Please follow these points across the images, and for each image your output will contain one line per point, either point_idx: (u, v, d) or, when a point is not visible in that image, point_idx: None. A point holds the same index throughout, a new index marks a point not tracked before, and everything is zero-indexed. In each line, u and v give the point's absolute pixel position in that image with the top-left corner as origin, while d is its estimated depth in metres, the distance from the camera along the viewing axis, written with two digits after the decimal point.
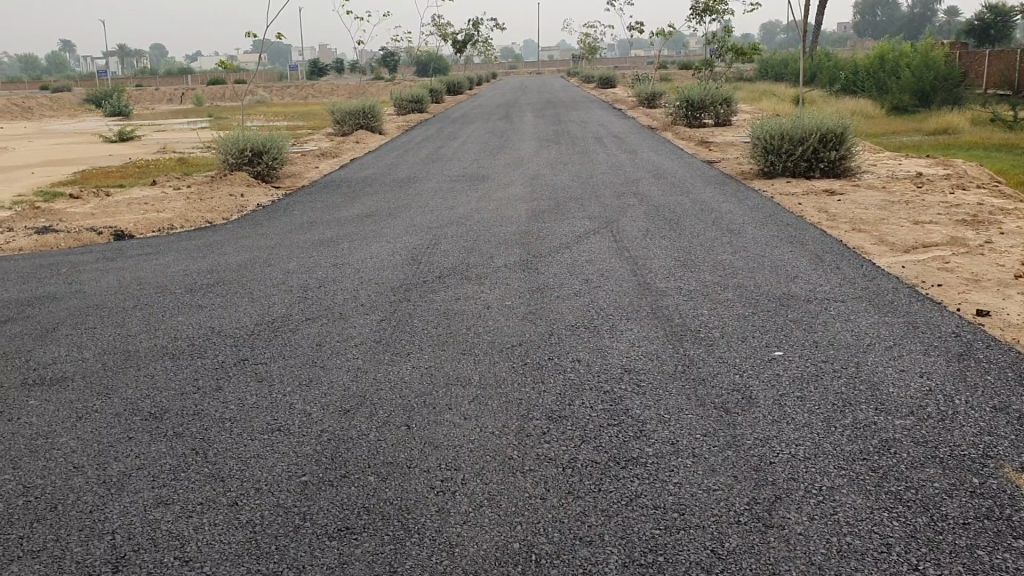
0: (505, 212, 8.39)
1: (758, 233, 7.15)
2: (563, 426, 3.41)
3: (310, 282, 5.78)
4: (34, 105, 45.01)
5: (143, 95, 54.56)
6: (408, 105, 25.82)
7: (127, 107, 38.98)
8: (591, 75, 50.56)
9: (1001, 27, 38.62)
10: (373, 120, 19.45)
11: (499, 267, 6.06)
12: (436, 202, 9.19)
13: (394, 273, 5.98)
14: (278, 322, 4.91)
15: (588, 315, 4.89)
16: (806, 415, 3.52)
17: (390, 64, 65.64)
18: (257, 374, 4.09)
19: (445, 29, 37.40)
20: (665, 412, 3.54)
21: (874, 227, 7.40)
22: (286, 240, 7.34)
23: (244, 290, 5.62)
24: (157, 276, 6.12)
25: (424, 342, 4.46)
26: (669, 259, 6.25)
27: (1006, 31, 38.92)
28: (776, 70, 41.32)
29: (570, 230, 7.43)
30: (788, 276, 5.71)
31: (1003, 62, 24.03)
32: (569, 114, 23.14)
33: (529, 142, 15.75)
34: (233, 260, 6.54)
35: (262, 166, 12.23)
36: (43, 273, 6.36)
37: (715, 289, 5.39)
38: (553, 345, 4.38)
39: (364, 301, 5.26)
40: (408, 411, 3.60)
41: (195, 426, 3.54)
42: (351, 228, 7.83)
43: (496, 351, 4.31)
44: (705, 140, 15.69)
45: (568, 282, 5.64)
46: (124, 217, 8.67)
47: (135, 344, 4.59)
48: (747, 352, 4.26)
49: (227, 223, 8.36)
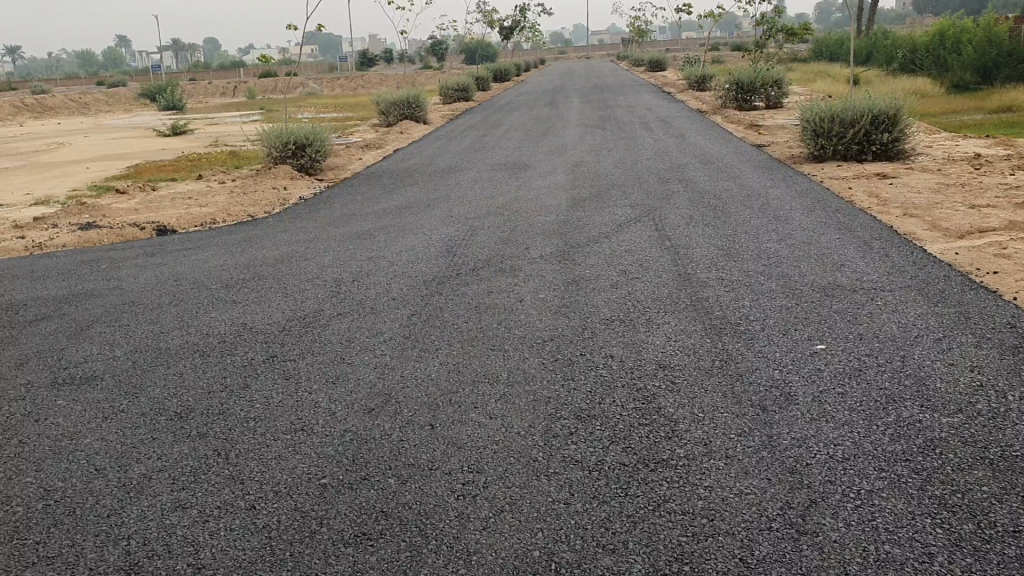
0: (545, 201, 8.27)
1: (805, 219, 6.95)
2: (592, 427, 3.31)
3: (344, 276, 5.72)
4: (91, 101, 45.93)
5: (197, 89, 55.34)
6: (454, 94, 25.78)
7: (180, 100, 39.55)
8: (640, 58, 50.05)
9: None
10: (419, 110, 19.42)
11: (535, 258, 5.96)
12: (477, 191, 9.10)
13: (429, 266, 5.90)
14: (309, 318, 4.85)
15: (624, 308, 4.76)
16: (846, 413, 3.36)
17: (440, 52, 65.65)
18: (284, 372, 4.04)
19: (491, 17, 37.33)
20: (698, 411, 3.41)
21: (927, 212, 7.14)
22: (324, 233, 7.32)
23: (279, 285, 5.59)
24: (194, 271, 6.12)
25: (454, 338, 4.37)
26: (710, 248, 6.09)
27: None
28: (831, 50, 40.46)
29: (610, 218, 7.30)
30: (834, 265, 5.52)
31: None
32: (616, 100, 22.91)
33: (574, 129, 15.59)
34: (270, 254, 6.53)
35: (306, 159, 12.26)
36: (84, 269, 6.41)
37: (757, 280, 5.23)
38: (587, 339, 4.27)
39: (397, 296, 5.19)
40: (433, 410, 3.52)
41: (219, 426, 3.50)
42: (390, 219, 7.78)
43: (526, 347, 4.20)
44: (755, 124, 15.38)
45: (605, 273, 5.51)
46: (167, 212, 8.73)
47: (166, 342, 4.57)
48: (788, 346, 4.10)
49: (268, 217, 8.37)
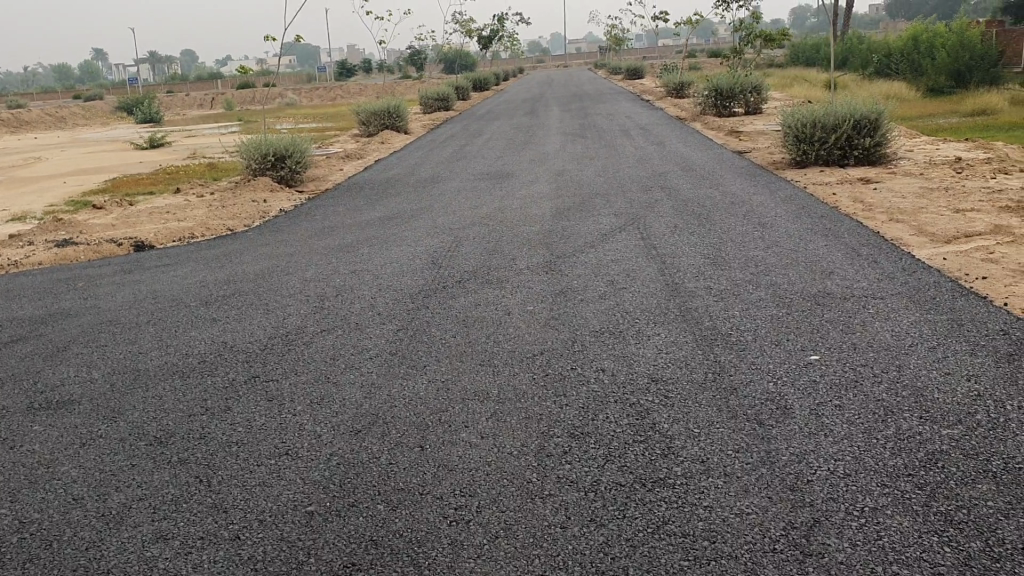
0: (528, 211, 8.20)
1: (791, 226, 6.91)
2: (586, 445, 3.23)
3: (327, 290, 5.62)
4: (67, 114, 45.56)
5: (174, 102, 55.02)
6: (433, 103, 25.70)
7: (157, 113, 39.28)
8: (619, 65, 50.12)
9: None
10: (398, 120, 19.32)
11: (521, 269, 5.88)
12: (460, 202, 9.02)
13: (414, 278, 5.81)
14: (292, 335, 4.75)
15: (613, 319, 4.68)
16: (844, 427, 3.29)
17: (419, 62, 65.60)
18: (267, 393, 3.93)
19: (468, 26, 37.33)
20: (694, 427, 3.34)
21: (913, 216, 7.11)
22: (305, 246, 7.21)
23: (260, 301, 5.47)
24: (173, 287, 6.00)
25: (441, 354, 4.28)
26: (698, 256, 6.03)
27: None
28: (807, 55, 40.71)
29: (595, 227, 7.23)
30: (822, 272, 5.47)
31: None
32: (595, 107, 22.89)
33: (555, 137, 15.54)
34: (251, 269, 6.42)
35: (285, 171, 12.14)
36: (61, 287, 6.27)
37: (747, 288, 5.17)
38: (576, 353, 4.19)
39: (381, 310, 5.09)
40: (422, 430, 3.43)
41: (201, 451, 3.39)
42: (372, 231, 7.69)
43: (515, 361, 4.12)
44: (736, 130, 15.38)
45: (592, 283, 5.44)
46: (145, 227, 8.60)
47: (145, 363, 4.45)
48: (781, 358, 4.03)
49: (248, 231, 8.26)
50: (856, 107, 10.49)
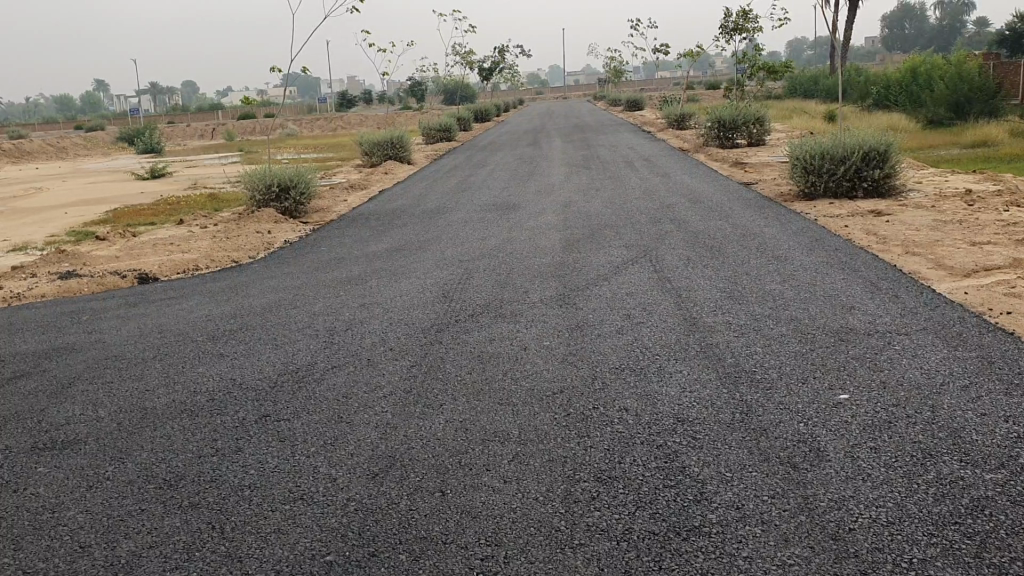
0: (537, 243, 8.10)
1: (806, 259, 6.81)
2: (615, 490, 3.10)
3: (337, 325, 5.50)
4: (68, 145, 45.63)
5: (174, 132, 55.14)
6: (435, 134, 25.72)
7: (159, 143, 39.33)
8: (618, 97, 50.31)
9: None
10: (401, 151, 19.29)
11: (535, 303, 5.77)
12: (467, 233, 8.92)
13: (425, 312, 5.70)
14: (303, 372, 4.62)
15: (632, 356, 4.56)
16: (882, 471, 3.17)
17: (418, 93, 65.90)
18: (279, 433, 3.80)
19: (468, 57, 37.53)
20: (726, 471, 3.22)
21: (929, 249, 7.02)
22: (312, 279, 7.10)
23: (269, 336, 5.35)
24: (180, 321, 5.88)
25: (457, 392, 4.15)
26: (714, 290, 5.93)
27: None
28: (806, 87, 40.91)
29: (607, 260, 7.13)
30: (843, 306, 5.36)
31: None
32: (597, 138, 22.90)
33: (559, 168, 15.49)
34: (259, 302, 6.30)
35: (289, 202, 12.06)
36: (65, 321, 6.15)
37: (767, 323, 5.06)
38: (597, 391, 4.07)
39: (394, 346, 4.97)
40: (442, 474, 3.30)
41: (213, 495, 3.26)
42: (380, 263, 7.58)
43: (534, 400, 3.99)
44: (740, 161, 15.35)
45: (608, 318, 5.32)
46: (148, 258, 8.49)
47: (153, 400, 4.33)
48: (809, 396, 3.91)
49: (254, 262, 8.15)
50: (864, 138, 10.44)
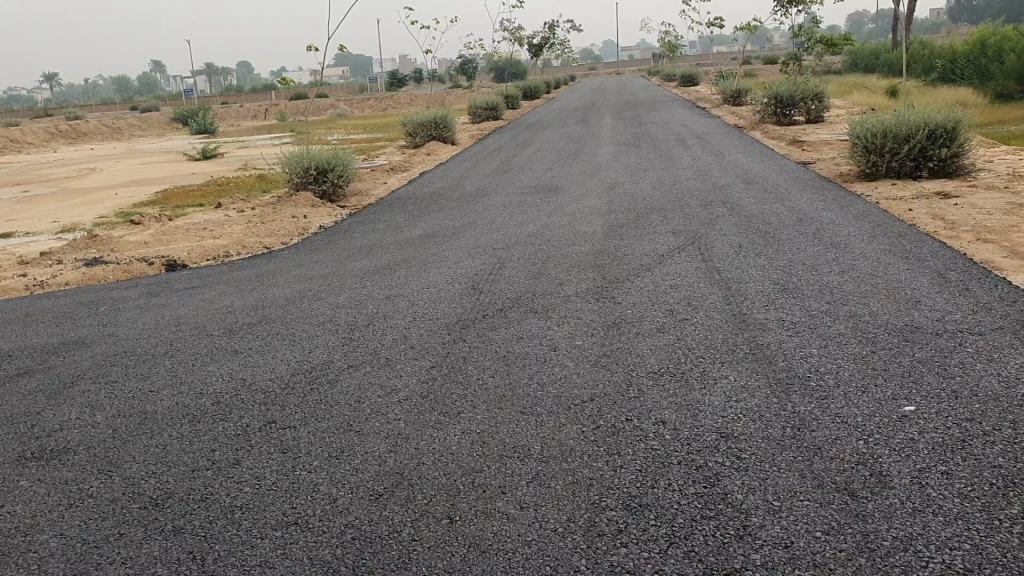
0: (578, 229, 7.70)
1: (867, 247, 6.32)
2: (645, 522, 2.72)
3: (359, 319, 5.18)
4: (124, 125, 46.19)
5: (228, 113, 55.50)
6: (482, 113, 25.35)
7: (212, 124, 39.54)
8: (673, 73, 49.29)
9: None
10: (446, 131, 18.93)
11: (571, 296, 5.39)
12: (506, 218, 8.56)
13: (453, 305, 5.36)
14: (317, 372, 4.29)
15: (673, 359, 4.16)
16: (958, 501, 2.73)
17: (469, 72, 65.41)
18: (282, 444, 3.48)
19: (517, 34, 37.05)
20: (775, 500, 2.82)
21: (1002, 236, 6.50)
22: (342, 267, 6.79)
23: (286, 331, 5.04)
24: (198, 313, 5.61)
25: (478, 398, 3.79)
26: (765, 282, 5.48)
27: None
28: (866, 62, 39.76)
29: (651, 247, 6.72)
30: (909, 301, 4.89)
31: None
32: (648, 116, 22.34)
33: (607, 147, 15.02)
34: (283, 293, 6.01)
35: (328, 184, 11.78)
36: (82, 312, 5.93)
37: (824, 322, 4.61)
38: (633, 400, 3.68)
39: (416, 344, 4.63)
40: (453, 497, 2.95)
41: (200, 518, 2.94)
42: (414, 250, 7.25)
43: (562, 410, 3.62)
44: (797, 139, 14.74)
45: (649, 314, 4.91)
46: (179, 244, 8.28)
47: (155, 403, 4.03)
48: (869, 408, 3.48)
49: (284, 249, 7.88)
50: (930, 115, 9.83)
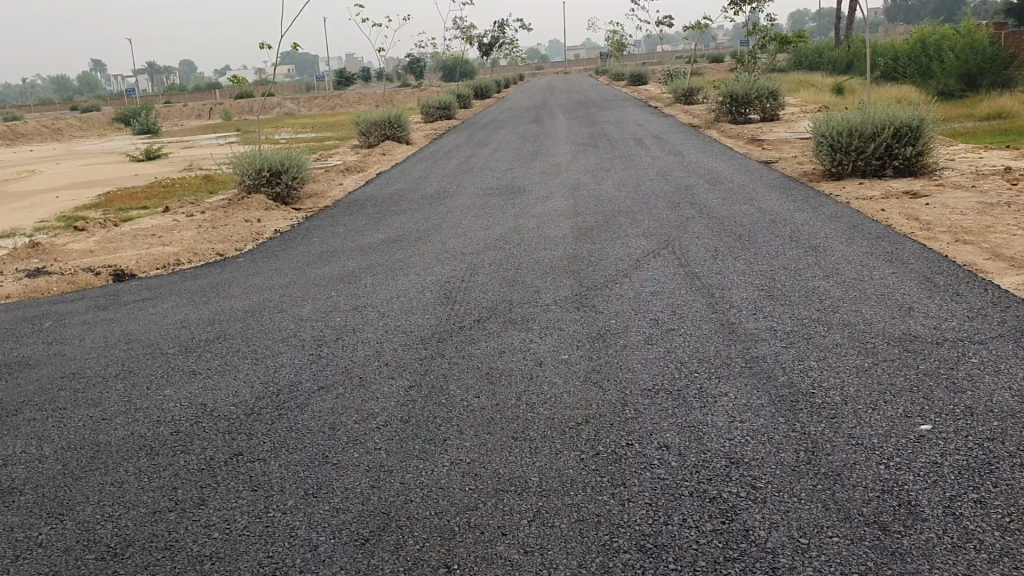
0: (547, 232, 7.45)
1: (847, 249, 6.17)
2: (665, 567, 2.47)
3: (327, 333, 4.87)
4: (64, 126, 44.96)
5: (171, 113, 54.33)
6: (435, 112, 25.02)
7: (155, 124, 38.62)
8: (622, 71, 49.32)
9: None
10: (399, 130, 18.57)
11: (550, 305, 5.14)
12: (470, 221, 8.28)
13: (426, 316, 5.07)
14: (285, 395, 3.98)
15: (667, 374, 3.93)
16: (1000, 536, 2.53)
17: (417, 71, 64.92)
18: (252, 480, 3.17)
19: (467, 32, 36.73)
20: (802, 537, 2.59)
21: (981, 236, 6.39)
22: (303, 275, 6.46)
23: (248, 348, 4.71)
24: (151, 329, 5.25)
25: (464, 423, 3.51)
26: (751, 289, 5.28)
27: None
28: (812, 60, 40.17)
29: (625, 251, 6.49)
30: (901, 308, 4.72)
31: None
32: (603, 114, 22.19)
33: (566, 146, 14.81)
34: (242, 305, 5.66)
35: (280, 186, 11.39)
36: (25, 328, 5.53)
37: (819, 331, 4.41)
38: (631, 422, 3.44)
39: (391, 360, 4.34)
40: (449, 540, 2.67)
41: (165, 571, 2.63)
42: (377, 257, 6.94)
43: (556, 435, 3.36)
44: (756, 138, 14.67)
45: (634, 324, 4.67)
46: (127, 252, 7.86)
47: (109, 433, 3.69)
48: (883, 427, 3.27)
49: (239, 256, 7.52)
50: (894, 114, 9.75)
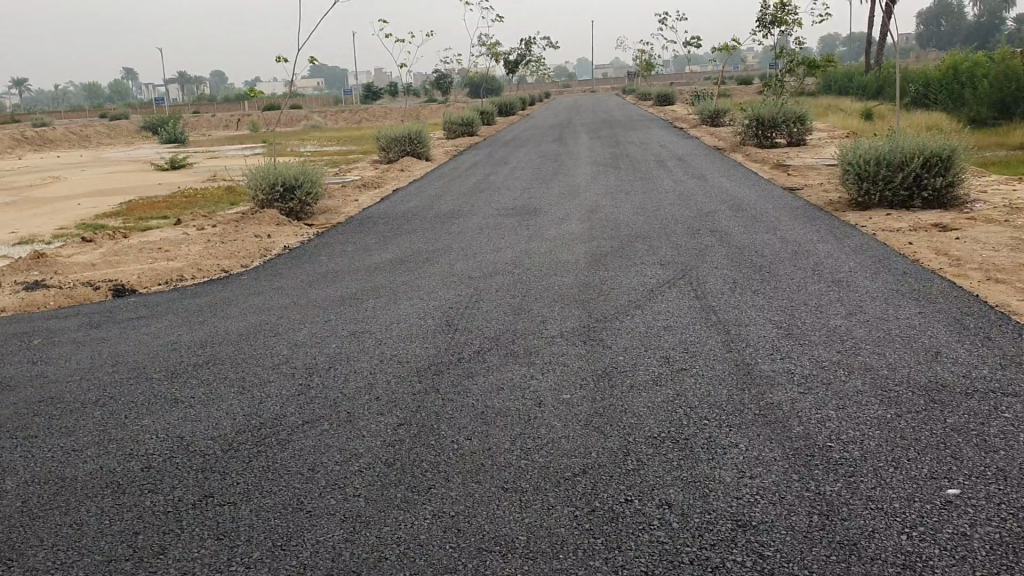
0: (559, 257, 7.21)
1: (873, 285, 5.88)
2: None
3: (320, 361, 4.64)
4: (92, 133, 45.26)
5: (199, 123, 54.55)
6: (458, 128, 24.88)
7: (182, 134, 38.71)
8: (648, 92, 48.99)
9: None
10: (420, 146, 18.41)
11: (555, 337, 4.90)
12: (483, 243, 8.05)
13: (426, 345, 4.84)
14: (266, 429, 3.75)
15: (673, 420, 3.67)
16: None
17: (445, 87, 64.97)
18: (219, 527, 2.93)
19: (494, 49, 36.65)
20: None
21: (1014, 275, 6.10)
22: (305, 296, 6.25)
23: (237, 375, 4.50)
24: (141, 351, 5.05)
25: (452, 469, 3.26)
26: (769, 326, 5.01)
27: None
28: (840, 84, 39.79)
29: (639, 280, 6.24)
30: (927, 353, 4.43)
31: None
32: (626, 134, 21.97)
33: (586, 167, 14.58)
34: (239, 327, 5.46)
35: (294, 202, 11.22)
36: (13, 346, 5.35)
37: (838, 376, 4.14)
38: (631, 475, 3.18)
39: (382, 393, 4.10)
40: None
41: None
42: (383, 278, 6.73)
43: (549, 486, 3.11)
44: (781, 163, 14.38)
45: (643, 362, 4.42)
46: (130, 267, 7.69)
47: (77, 466, 3.48)
48: (906, 489, 2.99)
49: (244, 273, 7.33)
50: (924, 143, 9.46)
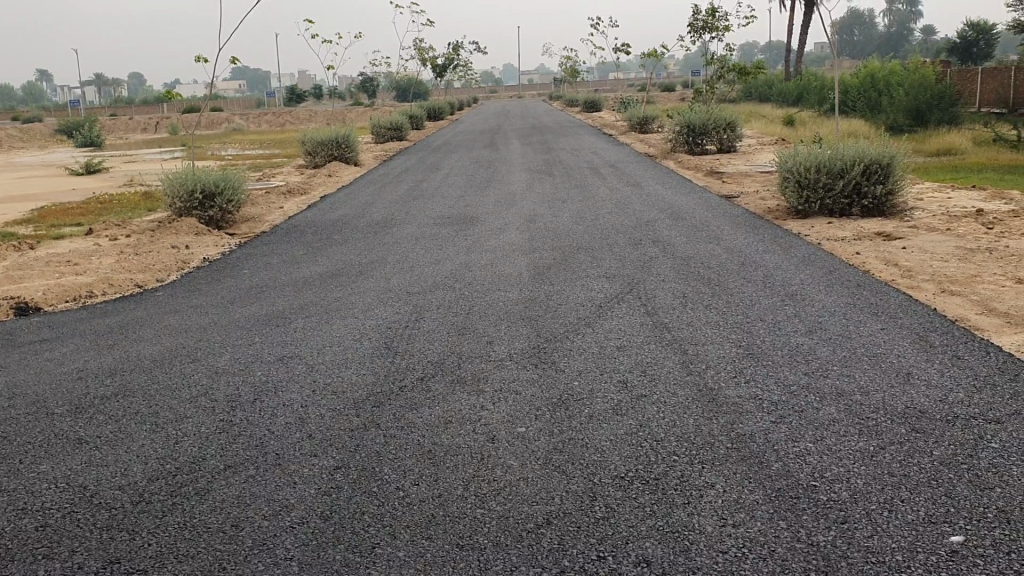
0: (502, 270, 6.85)
1: (829, 299, 5.67)
2: None
3: (245, 392, 4.19)
4: (4, 136, 43.37)
5: (115, 125, 52.76)
6: (386, 133, 24.35)
7: (98, 137, 37.24)
8: (574, 97, 48.93)
9: (981, 47, 37.51)
10: (347, 151, 17.91)
11: (502, 360, 4.54)
12: (418, 254, 7.65)
13: (363, 372, 4.43)
14: (184, 476, 3.30)
15: (640, 457, 3.33)
16: None
17: (370, 90, 64.11)
18: None
19: (421, 52, 36.08)
20: None
21: (967, 286, 5.96)
22: (228, 315, 5.78)
23: (150, 409, 4.02)
24: (42, 380, 4.53)
25: (400, 524, 2.87)
26: (728, 345, 4.73)
27: (987, 50, 37.77)
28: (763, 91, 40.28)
29: (587, 295, 5.93)
30: (900, 374, 4.19)
31: (998, 80, 23.49)
32: (556, 140, 21.75)
33: (520, 174, 14.26)
34: (154, 351, 4.97)
35: (215, 209, 10.65)
36: None
37: (812, 403, 3.85)
38: (601, 526, 2.82)
39: (315, 430, 3.68)
40: None
41: None
42: (312, 294, 6.29)
43: (512, 543, 2.74)
44: (715, 170, 14.25)
45: (602, 388, 4.08)
46: (34, 282, 7.09)
47: None
48: (906, 538, 2.70)
49: (161, 288, 6.81)
50: (865, 150, 9.34)
